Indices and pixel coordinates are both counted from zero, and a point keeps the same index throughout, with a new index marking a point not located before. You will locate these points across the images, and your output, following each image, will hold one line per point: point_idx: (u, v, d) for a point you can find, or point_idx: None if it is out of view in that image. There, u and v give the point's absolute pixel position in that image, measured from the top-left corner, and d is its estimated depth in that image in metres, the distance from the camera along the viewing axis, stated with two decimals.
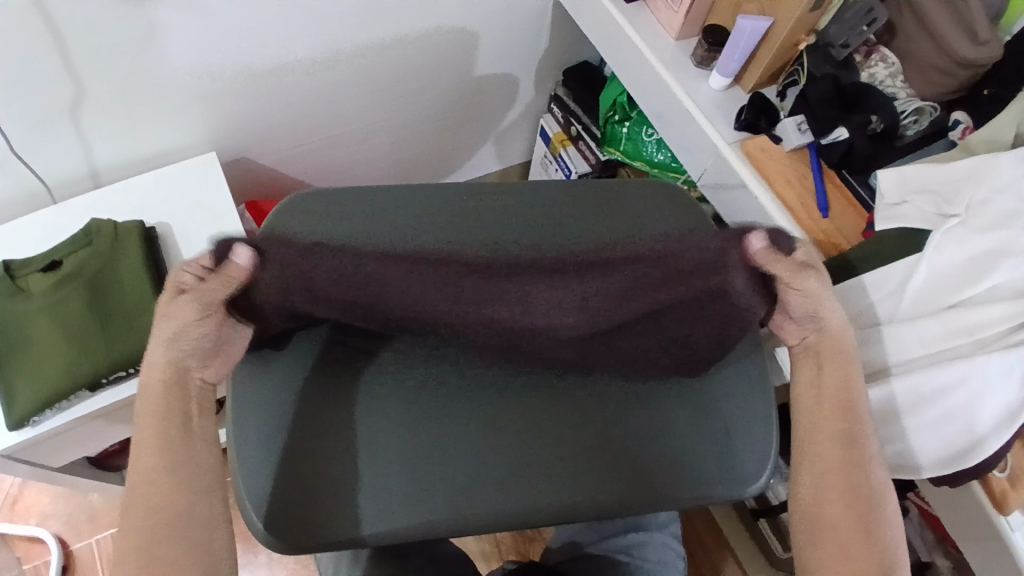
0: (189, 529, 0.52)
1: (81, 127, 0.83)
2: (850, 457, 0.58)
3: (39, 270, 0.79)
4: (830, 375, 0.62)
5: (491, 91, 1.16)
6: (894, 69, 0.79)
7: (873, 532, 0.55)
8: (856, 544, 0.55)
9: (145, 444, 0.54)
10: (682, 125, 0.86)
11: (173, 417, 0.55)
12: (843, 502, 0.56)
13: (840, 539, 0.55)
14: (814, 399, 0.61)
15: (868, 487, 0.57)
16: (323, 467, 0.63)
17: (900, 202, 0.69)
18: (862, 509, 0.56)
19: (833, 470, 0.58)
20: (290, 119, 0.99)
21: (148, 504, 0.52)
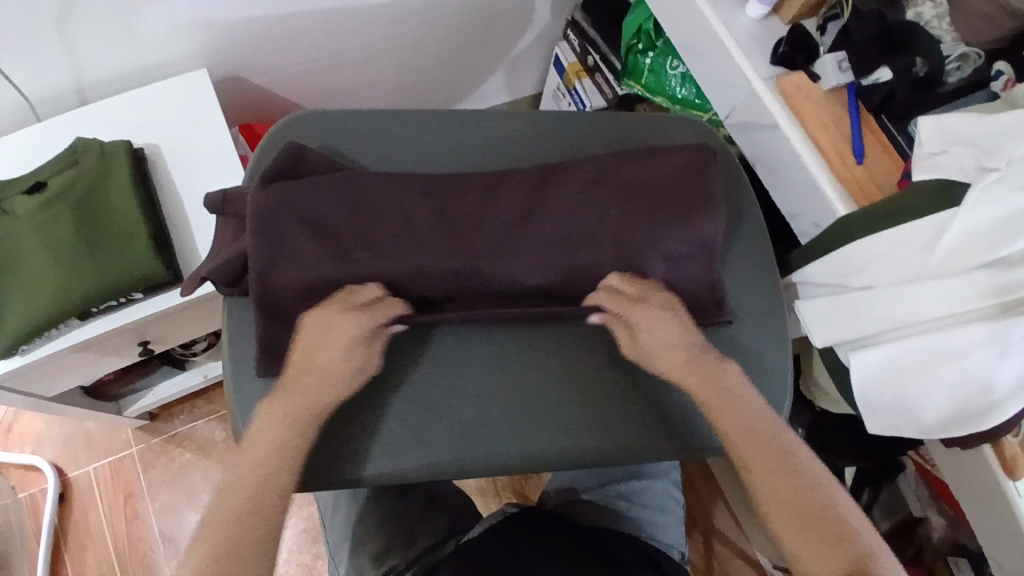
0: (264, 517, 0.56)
1: (64, 40, 0.76)
2: (768, 442, 0.59)
3: (23, 191, 0.74)
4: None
5: (504, 14, 1.08)
6: (942, 10, 0.72)
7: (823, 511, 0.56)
8: (800, 513, 0.56)
9: (264, 438, 0.58)
10: (714, 59, 0.80)
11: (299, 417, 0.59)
12: (777, 483, 0.58)
13: (796, 528, 0.56)
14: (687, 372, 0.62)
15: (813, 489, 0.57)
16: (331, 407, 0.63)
17: (939, 151, 0.65)
18: (802, 490, 0.57)
19: (756, 452, 0.59)
20: (289, 36, 0.92)
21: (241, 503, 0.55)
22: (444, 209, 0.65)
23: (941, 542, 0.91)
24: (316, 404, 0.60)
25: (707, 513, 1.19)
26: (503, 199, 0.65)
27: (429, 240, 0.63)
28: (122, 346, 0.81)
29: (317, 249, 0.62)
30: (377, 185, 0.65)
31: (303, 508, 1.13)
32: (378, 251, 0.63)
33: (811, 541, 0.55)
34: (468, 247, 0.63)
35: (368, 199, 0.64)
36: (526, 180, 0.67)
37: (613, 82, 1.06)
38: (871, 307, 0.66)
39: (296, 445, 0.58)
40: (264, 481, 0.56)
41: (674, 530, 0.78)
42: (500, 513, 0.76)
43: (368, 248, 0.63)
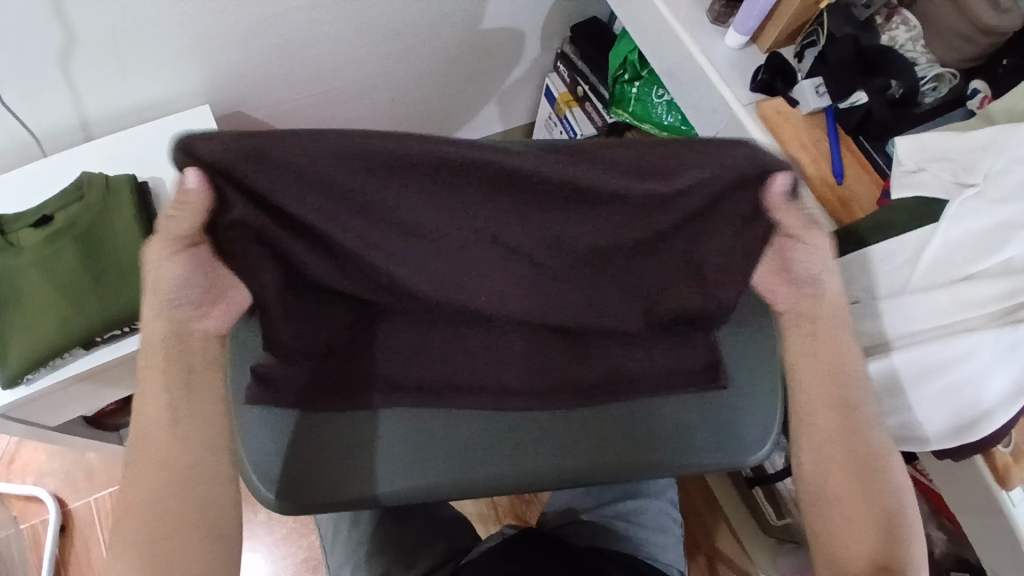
0: (197, 495, 0.55)
1: (71, 76, 0.79)
2: (853, 425, 0.60)
3: (30, 224, 0.76)
4: (824, 351, 0.63)
5: (496, 46, 1.11)
6: (915, 33, 0.74)
7: (886, 507, 0.58)
8: (854, 484, 0.59)
9: (151, 396, 0.56)
10: (696, 86, 0.83)
11: (173, 371, 0.57)
12: (846, 456, 0.60)
13: (847, 504, 0.59)
14: (810, 363, 0.63)
15: (869, 456, 0.60)
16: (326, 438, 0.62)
17: (917, 169, 0.67)
18: (869, 475, 0.59)
19: (834, 447, 0.60)
20: (291, 71, 0.95)
21: (155, 481, 0.54)
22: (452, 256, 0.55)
23: (942, 558, 0.90)
24: (179, 344, 0.58)
25: (709, 536, 1.18)
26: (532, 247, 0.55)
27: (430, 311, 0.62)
28: (123, 374, 0.82)
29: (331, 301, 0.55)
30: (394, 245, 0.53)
31: (303, 537, 1.13)
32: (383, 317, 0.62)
33: (862, 520, 0.58)
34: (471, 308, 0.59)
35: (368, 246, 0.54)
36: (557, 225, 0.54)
37: (603, 110, 1.10)
38: (860, 322, 0.67)
39: (188, 421, 0.56)
40: (169, 461, 0.55)
41: (672, 550, 0.77)
42: (500, 535, 0.76)
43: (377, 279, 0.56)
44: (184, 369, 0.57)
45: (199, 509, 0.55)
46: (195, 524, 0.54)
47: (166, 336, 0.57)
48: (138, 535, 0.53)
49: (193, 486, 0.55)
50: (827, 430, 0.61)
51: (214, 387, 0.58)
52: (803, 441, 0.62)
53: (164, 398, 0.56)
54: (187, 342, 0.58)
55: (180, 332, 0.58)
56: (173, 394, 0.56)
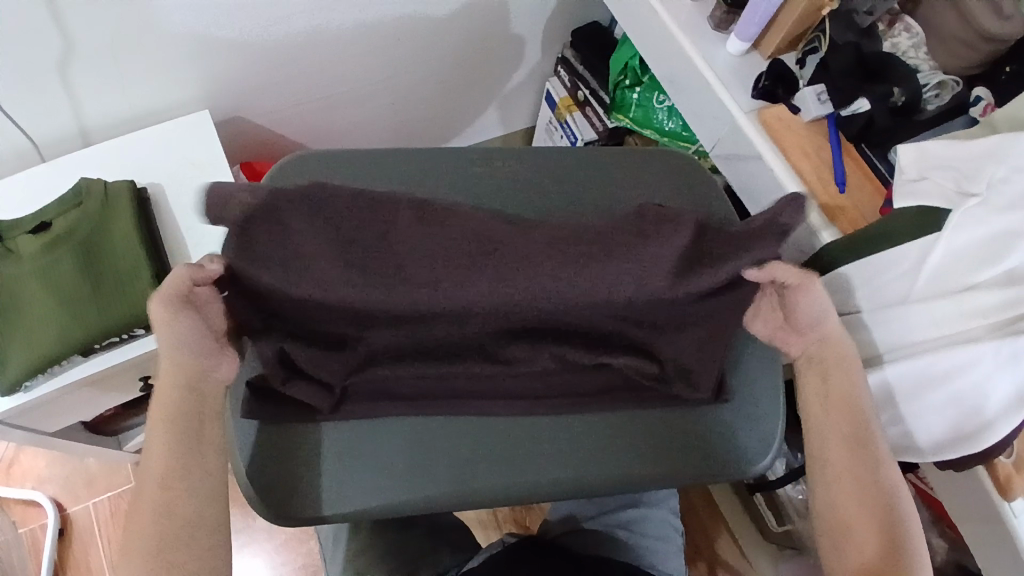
0: (194, 538, 0.54)
1: (70, 83, 0.79)
2: (867, 455, 0.61)
3: (29, 232, 0.76)
4: (835, 385, 0.63)
5: (497, 51, 1.11)
6: (917, 39, 0.74)
7: (894, 535, 0.58)
8: (864, 512, 0.60)
9: (157, 443, 0.56)
10: (697, 92, 0.82)
11: (182, 421, 0.56)
12: (856, 484, 0.60)
13: (852, 535, 0.59)
14: (823, 398, 0.63)
15: (878, 484, 0.60)
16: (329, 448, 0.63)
17: (918, 178, 0.66)
18: (878, 503, 0.59)
19: (845, 487, 0.61)
20: (291, 77, 0.95)
21: (156, 522, 0.53)
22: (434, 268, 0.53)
23: (944, 566, 0.89)
24: (195, 394, 0.58)
25: (710, 543, 1.17)
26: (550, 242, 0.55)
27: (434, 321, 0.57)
28: (123, 381, 0.82)
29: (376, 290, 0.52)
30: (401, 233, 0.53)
31: (302, 543, 1.13)
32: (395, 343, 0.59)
33: (873, 550, 0.58)
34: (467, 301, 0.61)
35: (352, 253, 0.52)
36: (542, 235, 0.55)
37: (603, 114, 1.09)
38: None
39: (191, 471, 0.56)
40: (169, 506, 0.54)
41: (673, 559, 0.77)
42: (499, 543, 0.76)
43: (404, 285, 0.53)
44: (192, 414, 0.57)
45: (192, 558, 0.53)
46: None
47: (178, 386, 0.57)
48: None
49: (185, 533, 0.54)
50: (839, 460, 0.62)
51: (218, 437, 0.58)
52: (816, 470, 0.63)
53: (171, 446, 0.56)
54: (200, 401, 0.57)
55: (195, 378, 0.58)
56: (178, 442, 0.56)
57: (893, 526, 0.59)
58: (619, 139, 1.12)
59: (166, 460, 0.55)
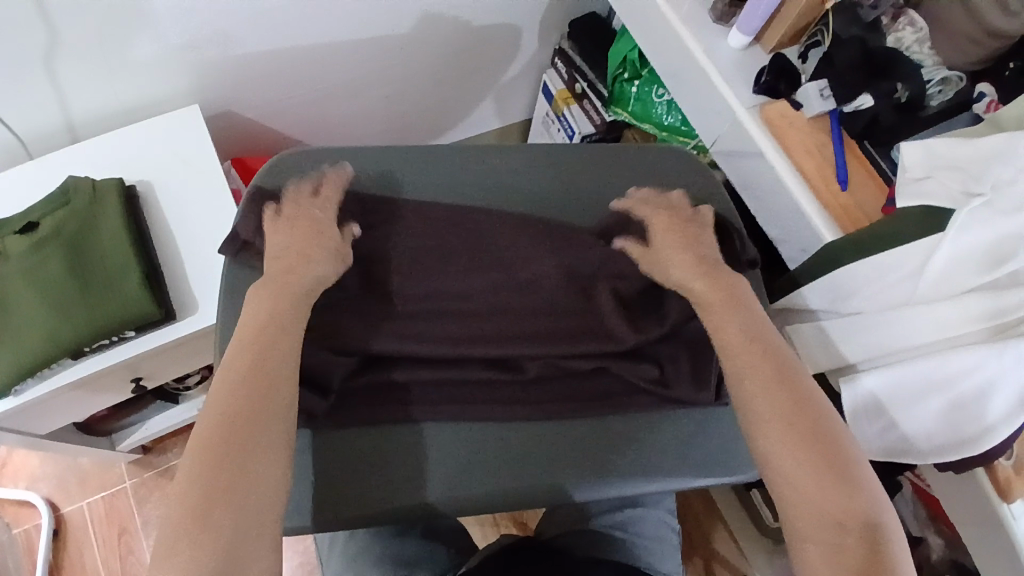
0: (244, 505, 0.50)
1: (56, 77, 0.77)
2: (792, 395, 0.57)
3: (16, 231, 0.74)
4: (748, 332, 0.61)
5: (493, 42, 1.09)
6: (922, 35, 0.72)
7: (844, 472, 0.54)
8: (808, 456, 0.54)
9: (219, 400, 0.53)
10: (698, 87, 0.81)
11: (246, 380, 0.54)
12: (789, 423, 0.56)
13: (805, 484, 0.54)
14: (738, 339, 0.61)
15: (815, 421, 0.56)
16: (324, 459, 0.62)
17: (923, 177, 0.65)
18: (820, 440, 0.55)
19: (778, 425, 0.56)
20: (282, 70, 0.93)
21: (201, 485, 0.50)
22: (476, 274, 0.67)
23: (939, 563, 0.90)
24: (262, 354, 0.56)
25: (707, 538, 1.18)
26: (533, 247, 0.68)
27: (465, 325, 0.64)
28: (115, 382, 0.81)
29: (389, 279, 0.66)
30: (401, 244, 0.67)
31: (299, 541, 1.13)
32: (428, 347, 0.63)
33: (830, 492, 0.53)
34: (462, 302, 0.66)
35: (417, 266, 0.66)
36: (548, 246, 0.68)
37: (602, 108, 1.08)
38: (862, 333, 0.66)
39: (247, 431, 0.52)
40: (219, 466, 0.50)
41: (670, 558, 0.78)
42: (496, 544, 0.75)
43: (415, 274, 0.66)
44: (254, 376, 0.55)
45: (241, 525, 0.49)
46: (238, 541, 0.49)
47: (251, 342, 0.57)
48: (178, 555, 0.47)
49: (236, 495, 0.50)
50: (779, 405, 0.57)
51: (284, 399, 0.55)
52: (754, 423, 0.57)
53: (234, 405, 0.53)
54: (269, 364, 0.56)
55: (268, 338, 0.57)
56: (243, 403, 0.53)
57: (843, 464, 0.54)
58: (617, 133, 1.10)
59: (225, 448, 0.51)
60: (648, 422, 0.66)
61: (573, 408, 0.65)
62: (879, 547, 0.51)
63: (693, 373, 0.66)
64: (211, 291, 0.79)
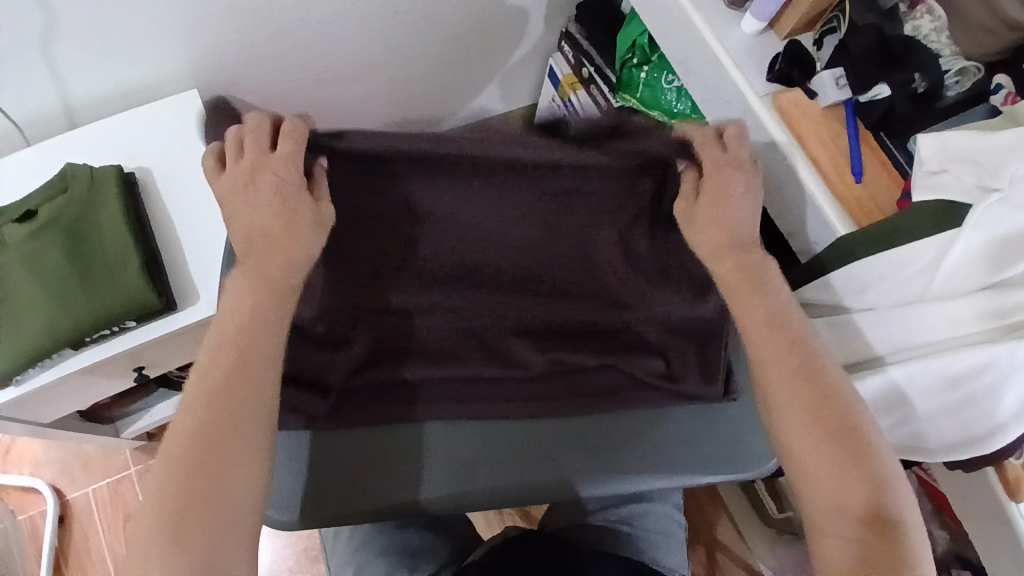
0: (217, 497, 0.52)
1: (51, 61, 0.75)
2: (822, 388, 0.57)
3: (14, 220, 0.73)
4: (781, 325, 0.59)
5: (498, 24, 1.06)
6: (940, 23, 0.69)
7: (866, 463, 0.54)
8: (832, 449, 0.55)
9: (196, 392, 0.55)
10: (710, 74, 0.79)
11: (219, 374, 0.55)
12: (811, 415, 0.56)
13: (818, 474, 0.55)
14: (767, 331, 0.59)
15: (842, 414, 0.55)
16: (337, 454, 0.64)
17: (939, 170, 0.62)
18: (845, 433, 0.55)
19: (803, 419, 0.56)
20: (281, 52, 0.91)
21: (176, 477, 0.52)
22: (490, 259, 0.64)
23: (944, 556, 0.89)
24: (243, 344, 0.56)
25: (709, 526, 1.18)
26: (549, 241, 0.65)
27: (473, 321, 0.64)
28: (117, 371, 0.81)
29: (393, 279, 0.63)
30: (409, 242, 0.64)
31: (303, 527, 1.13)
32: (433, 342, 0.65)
33: (852, 484, 0.54)
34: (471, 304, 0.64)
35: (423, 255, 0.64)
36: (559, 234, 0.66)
37: (608, 93, 1.05)
38: (871, 330, 0.64)
39: (222, 426, 0.54)
40: (193, 459, 0.53)
41: (677, 553, 0.78)
42: (500, 537, 0.75)
43: (419, 273, 0.62)
44: (234, 370, 0.55)
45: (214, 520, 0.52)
46: (207, 533, 0.51)
47: (238, 326, 0.56)
48: (154, 543, 0.51)
49: (206, 488, 0.52)
50: (799, 395, 0.57)
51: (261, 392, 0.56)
52: (776, 411, 0.57)
53: (209, 399, 0.54)
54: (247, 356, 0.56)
55: (248, 325, 0.56)
56: (219, 397, 0.54)
57: (866, 458, 0.54)
58: None
59: (200, 440, 0.53)
60: (652, 417, 0.67)
61: (576, 407, 0.65)
62: (892, 536, 0.53)
63: (695, 368, 0.66)
64: (212, 281, 0.78)
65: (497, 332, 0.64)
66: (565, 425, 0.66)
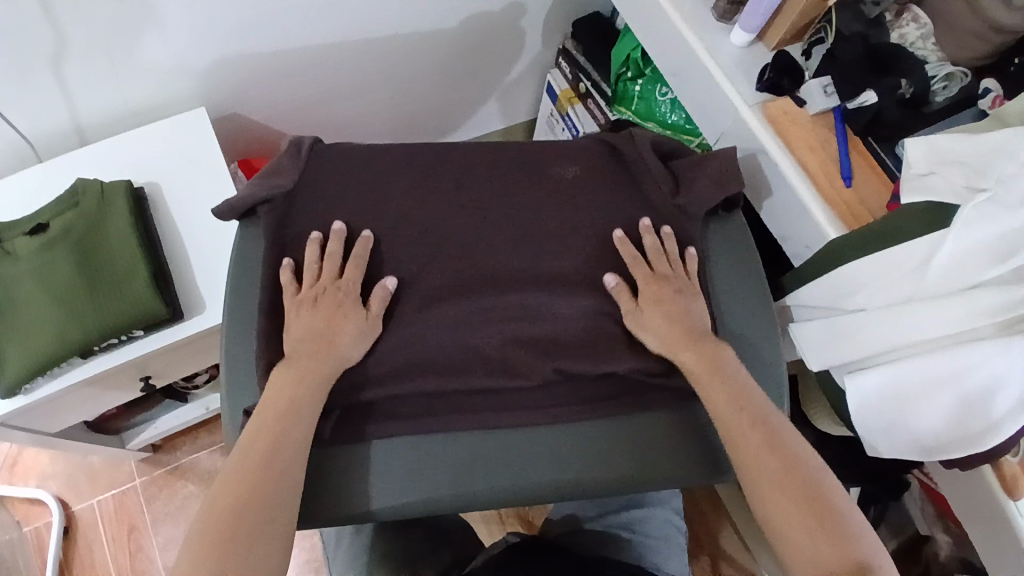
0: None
1: (65, 79, 0.78)
2: (790, 453, 0.58)
3: (25, 232, 0.75)
4: (746, 392, 0.63)
5: (496, 42, 1.09)
6: (926, 30, 0.72)
7: (839, 525, 0.54)
8: (805, 509, 0.55)
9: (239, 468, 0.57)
10: (701, 85, 0.81)
11: (261, 451, 0.57)
12: (785, 476, 0.57)
13: (798, 536, 0.54)
14: (737, 393, 0.62)
15: (813, 478, 0.57)
16: (330, 457, 0.63)
17: (926, 173, 0.64)
18: (817, 495, 0.56)
19: (774, 478, 0.57)
20: (286, 70, 0.93)
21: (210, 552, 0.52)
22: (486, 267, 0.69)
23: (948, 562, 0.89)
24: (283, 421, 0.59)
25: (713, 537, 1.17)
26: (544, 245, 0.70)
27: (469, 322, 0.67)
28: (123, 381, 0.82)
29: (399, 283, 0.68)
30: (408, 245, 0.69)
31: (305, 540, 1.13)
32: (433, 342, 0.66)
33: (826, 544, 0.53)
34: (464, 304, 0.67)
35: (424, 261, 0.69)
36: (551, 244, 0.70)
37: (605, 107, 1.07)
38: (866, 330, 0.65)
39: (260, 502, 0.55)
40: (229, 534, 0.53)
41: (677, 559, 0.77)
42: (502, 543, 0.75)
43: (420, 278, 0.68)
44: (274, 448, 0.58)
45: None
46: None
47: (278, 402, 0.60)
48: None
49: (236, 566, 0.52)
50: (761, 453, 0.58)
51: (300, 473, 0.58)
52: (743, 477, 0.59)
53: (250, 477, 0.56)
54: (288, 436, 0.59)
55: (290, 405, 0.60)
56: (259, 474, 0.56)
57: (837, 520, 0.55)
58: None
59: (237, 517, 0.54)
60: (654, 418, 0.66)
61: (574, 408, 0.66)
62: None
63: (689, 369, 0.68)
64: (218, 290, 0.80)
65: (492, 335, 0.67)
66: (566, 428, 0.65)
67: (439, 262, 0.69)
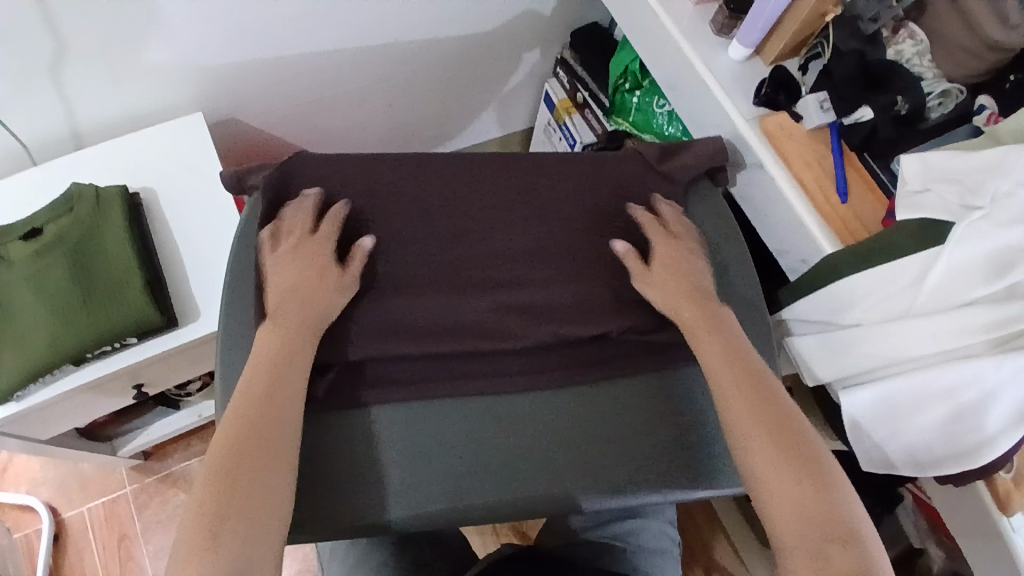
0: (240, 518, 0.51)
1: (62, 85, 0.78)
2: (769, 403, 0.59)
3: (19, 238, 0.75)
4: (728, 348, 0.63)
5: (495, 51, 1.09)
6: (922, 47, 0.73)
7: (815, 472, 0.54)
8: (780, 456, 0.55)
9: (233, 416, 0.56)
10: (698, 99, 0.81)
11: (248, 401, 0.57)
12: (759, 425, 0.57)
13: (774, 483, 0.54)
14: (719, 352, 0.63)
15: (789, 425, 0.57)
16: (325, 471, 0.63)
17: (922, 190, 0.65)
18: (792, 441, 0.56)
19: (750, 430, 0.57)
20: (285, 79, 0.94)
21: (205, 496, 0.52)
22: (484, 267, 0.70)
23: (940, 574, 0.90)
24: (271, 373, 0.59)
25: (707, 548, 1.18)
26: (543, 248, 0.71)
27: (469, 319, 0.68)
28: (116, 388, 0.81)
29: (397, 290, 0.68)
30: (407, 251, 0.69)
31: (298, 548, 1.13)
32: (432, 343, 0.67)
33: (799, 489, 0.54)
34: (463, 305, 0.68)
35: (423, 262, 0.69)
36: (550, 250, 0.71)
37: (603, 117, 1.08)
38: (861, 345, 0.65)
39: (252, 446, 0.55)
40: (221, 477, 0.53)
41: (671, 571, 0.78)
42: (498, 555, 0.75)
43: (420, 279, 0.69)
44: (264, 398, 0.58)
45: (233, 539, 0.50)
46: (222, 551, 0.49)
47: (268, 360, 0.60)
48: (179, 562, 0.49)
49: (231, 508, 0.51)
50: (740, 404, 0.59)
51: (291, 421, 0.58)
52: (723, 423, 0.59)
53: (239, 424, 0.56)
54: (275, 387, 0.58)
55: (278, 360, 0.60)
56: (249, 423, 0.56)
57: (811, 465, 0.55)
58: None
59: (226, 461, 0.53)
60: (650, 432, 0.67)
61: (570, 410, 0.67)
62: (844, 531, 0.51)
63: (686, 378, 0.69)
64: (213, 298, 0.79)
65: (492, 334, 0.68)
66: (561, 434, 0.66)
67: (438, 263, 0.69)
